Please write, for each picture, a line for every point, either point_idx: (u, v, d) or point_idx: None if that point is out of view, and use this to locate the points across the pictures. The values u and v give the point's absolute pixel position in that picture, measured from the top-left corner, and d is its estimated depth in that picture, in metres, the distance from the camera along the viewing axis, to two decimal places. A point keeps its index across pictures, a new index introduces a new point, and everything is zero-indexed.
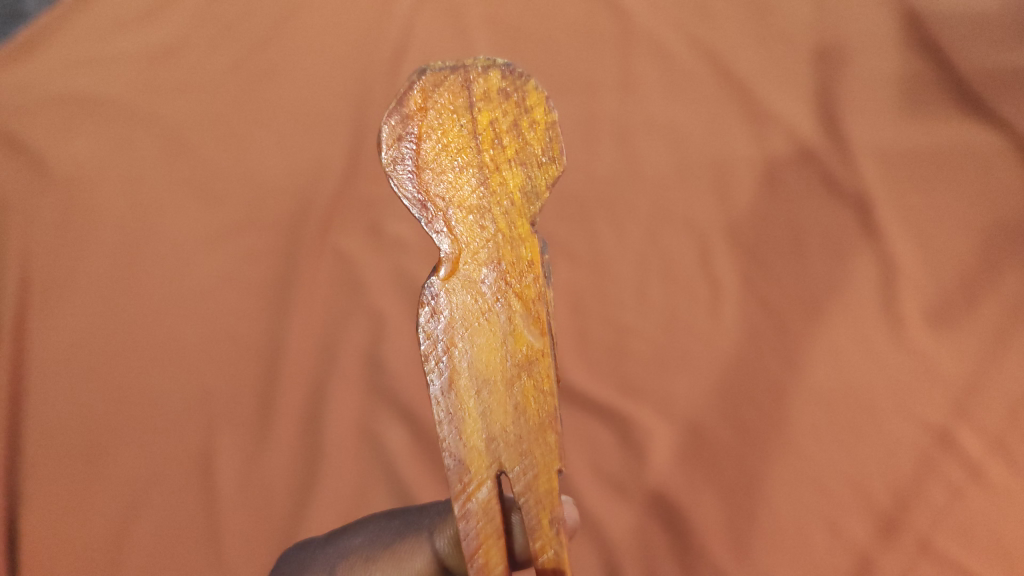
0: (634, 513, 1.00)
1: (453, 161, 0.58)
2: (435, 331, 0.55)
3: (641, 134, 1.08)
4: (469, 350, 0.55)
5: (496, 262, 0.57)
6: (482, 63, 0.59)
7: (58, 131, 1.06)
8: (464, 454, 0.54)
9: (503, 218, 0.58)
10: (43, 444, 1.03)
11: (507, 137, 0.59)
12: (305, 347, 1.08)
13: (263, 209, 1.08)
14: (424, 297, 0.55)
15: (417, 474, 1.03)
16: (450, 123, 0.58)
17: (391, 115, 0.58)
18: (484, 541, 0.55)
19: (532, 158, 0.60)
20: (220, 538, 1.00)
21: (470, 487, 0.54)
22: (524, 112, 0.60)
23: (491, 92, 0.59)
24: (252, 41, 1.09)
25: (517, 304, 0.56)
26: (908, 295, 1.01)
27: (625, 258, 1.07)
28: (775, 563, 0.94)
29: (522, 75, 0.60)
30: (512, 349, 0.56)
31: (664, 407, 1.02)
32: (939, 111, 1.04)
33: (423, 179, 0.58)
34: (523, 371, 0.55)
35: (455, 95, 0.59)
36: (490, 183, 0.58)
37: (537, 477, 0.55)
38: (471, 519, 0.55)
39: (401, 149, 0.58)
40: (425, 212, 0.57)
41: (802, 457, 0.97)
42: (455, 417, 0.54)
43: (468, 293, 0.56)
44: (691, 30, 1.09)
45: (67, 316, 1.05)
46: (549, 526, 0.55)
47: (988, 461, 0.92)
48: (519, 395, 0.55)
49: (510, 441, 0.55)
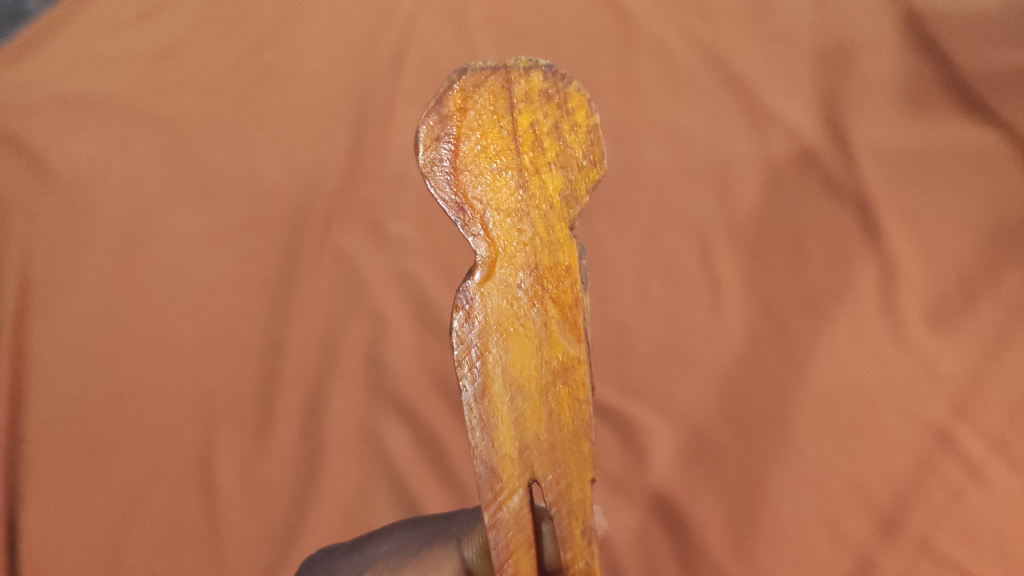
0: (635, 513, 1.01)
1: (491, 164, 0.58)
2: (469, 336, 0.55)
3: (641, 135, 1.08)
4: (504, 356, 0.55)
5: (533, 267, 0.57)
6: (523, 63, 0.59)
7: (57, 131, 1.05)
8: (496, 462, 0.55)
9: (541, 221, 0.58)
10: (42, 443, 1.03)
11: (547, 139, 0.59)
12: (306, 347, 1.07)
13: (264, 209, 1.07)
14: (459, 300, 0.56)
15: (418, 474, 1.04)
16: (489, 124, 0.58)
17: (429, 115, 0.58)
18: (514, 550, 0.56)
19: (573, 161, 0.59)
20: (220, 538, 1.01)
21: (502, 495, 0.55)
22: (566, 114, 0.59)
23: (532, 93, 0.59)
24: (254, 40, 1.08)
25: (554, 310, 0.56)
26: (908, 296, 1.02)
27: (626, 259, 1.07)
28: (775, 563, 0.96)
29: (565, 76, 0.59)
30: (547, 356, 0.56)
31: (664, 407, 1.03)
32: (937, 113, 1.04)
33: (460, 181, 0.58)
34: (558, 378, 0.56)
35: (495, 96, 0.59)
36: (529, 186, 0.58)
37: (570, 486, 0.56)
38: (502, 528, 0.56)
39: (439, 150, 0.58)
40: (462, 215, 0.57)
41: (803, 458, 0.98)
42: (487, 424, 0.55)
43: (503, 297, 0.56)
44: (692, 30, 1.09)
45: (65, 315, 1.04)
46: (581, 537, 0.56)
47: (987, 461, 0.94)
48: (553, 403, 0.56)
49: (544, 449, 0.56)
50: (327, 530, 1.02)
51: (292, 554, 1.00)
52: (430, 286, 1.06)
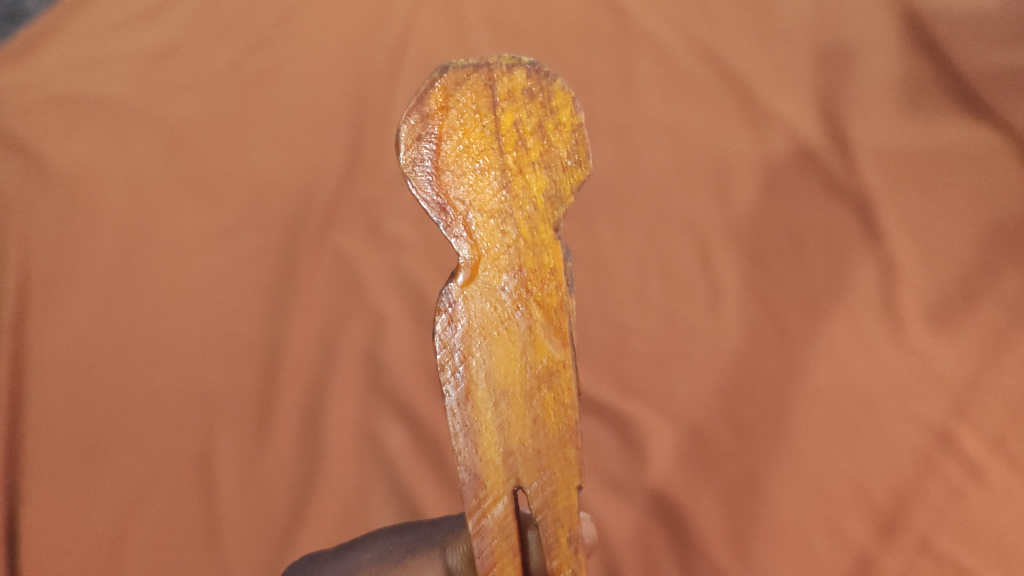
0: (634, 513, 1.01)
1: (473, 164, 0.58)
2: (452, 339, 0.55)
3: (640, 134, 1.07)
4: (487, 360, 0.56)
5: (517, 269, 0.57)
6: (506, 61, 0.59)
7: (56, 131, 1.06)
8: (480, 469, 0.55)
9: (525, 223, 0.58)
10: (42, 443, 1.03)
11: (531, 138, 0.59)
12: (305, 347, 1.08)
13: (262, 208, 1.07)
14: (442, 303, 0.56)
15: (418, 473, 1.04)
16: (471, 123, 0.58)
17: (411, 114, 0.58)
18: (499, 558, 0.56)
19: (558, 160, 0.59)
20: (219, 538, 1.02)
21: (486, 502, 0.56)
22: (550, 113, 0.59)
23: (515, 91, 0.59)
24: (250, 40, 1.08)
25: (538, 313, 0.56)
26: (908, 295, 1.01)
27: (625, 258, 1.06)
28: (775, 563, 0.96)
29: (548, 74, 0.59)
30: (532, 360, 0.56)
31: (663, 407, 1.03)
32: (938, 111, 1.04)
33: (442, 181, 0.57)
34: (543, 383, 0.56)
35: (477, 94, 0.59)
36: (512, 187, 0.58)
37: (555, 493, 0.56)
38: (486, 535, 0.56)
39: (420, 149, 0.58)
40: (444, 216, 0.57)
41: (802, 457, 0.98)
42: (471, 429, 0.55)
43: (487, 300, 0.56)
44: (690, 29, 1.08)
45: (66, 315, 1.05)
46: (567, 545, 0.56)
47: (988, 461, 0.93)
48: (538, 408, 0.56)
49: (528, 455, 0.56)
50: (327, 530, 1.03)
51: (293, 552, 1.01)
52: (428, 286, 1.06)
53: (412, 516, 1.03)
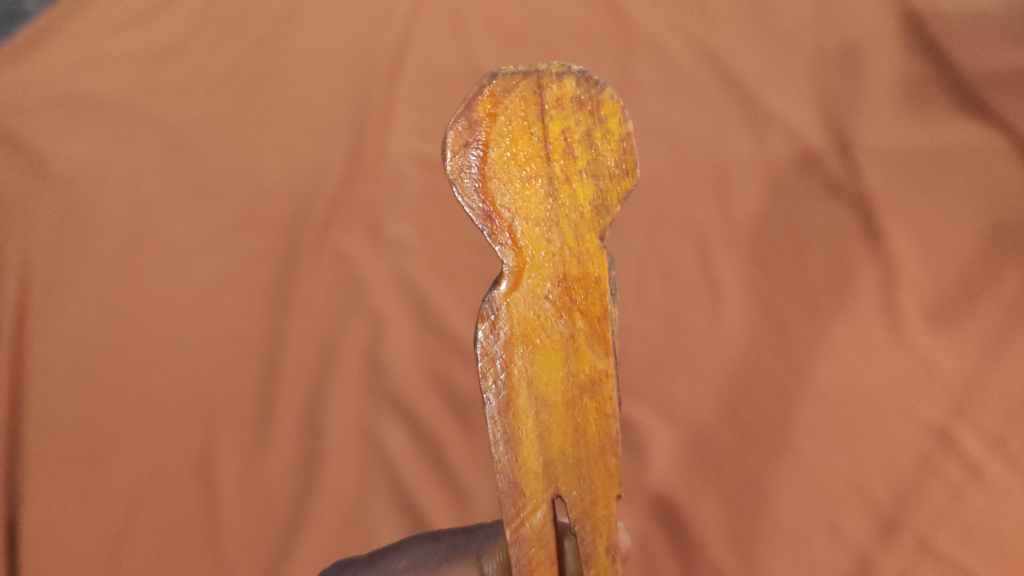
0: (635, 513, 1.02)
1: (520, 171, 0.58)
2: (494, 347, 0.55)
3: (641, 135, 1.07)
4: (529, 368, 0.56)
5: (561, 278, 0.57)
6: (556, 68, 0.59)
7: (56, 132, 1.05)
8: (519, 478, 0.56)
9: (571, 230, 0.58)
10: (41, 445, 1.03)
11: (579, 147, 0.59)
12: (306, 347, 1.07)
13: (264, 208, 1.07)
14: (485, 310, 0.55)
15: (419, 474, 1.05)
16: (519, 130, 0.58)
17: (458, 120, 0.58)
18: (536, 565, 0.58)
19: (605, 169, 0.59)
20: (219, 540, 1.02)
21: (525, 511, 0.56)
22: (599, 121, 0.59)
23: (564, 99, 0.58)
24: (255, 40, 1.07)
25: (581, 322, 0.57)
26: (908, 296, 1.02)
27: (626, 259, 1.06)
28: (776, 562, 0.98)
29: (598, 83, 0.59)
30: (575, 369, 0.56)
31: (665, 408, 1.04)
32: (936, 113, 1.04)
33: (488, 189, 0.57)
34: (585, 392, 0.56)
35: (526, 101, 0.58)
36: (558, 195, 0.58)
37: (594, 503, 0.57)
38: (524, 544, 0.57)
39: (466, 156, 0.58)
40: (490, 224, 0.57)
41: (803, 458, 0.99)
42: (512, 438, 0.55)
43: (529, 308, 0.56)
44: (691, 30, 1.08)
45: (64, 315, 1.04)
46: (604, 554, 0.58)
47: (987, 460, 0.95)
48: (579, 417, 0.56)
49: (569, 464, 0.56)
50: (330, 531, 1.03)
51: (296, 554, 1.02)
52: (430, 287, 1.06)
53: (415, 518, 1.04)
